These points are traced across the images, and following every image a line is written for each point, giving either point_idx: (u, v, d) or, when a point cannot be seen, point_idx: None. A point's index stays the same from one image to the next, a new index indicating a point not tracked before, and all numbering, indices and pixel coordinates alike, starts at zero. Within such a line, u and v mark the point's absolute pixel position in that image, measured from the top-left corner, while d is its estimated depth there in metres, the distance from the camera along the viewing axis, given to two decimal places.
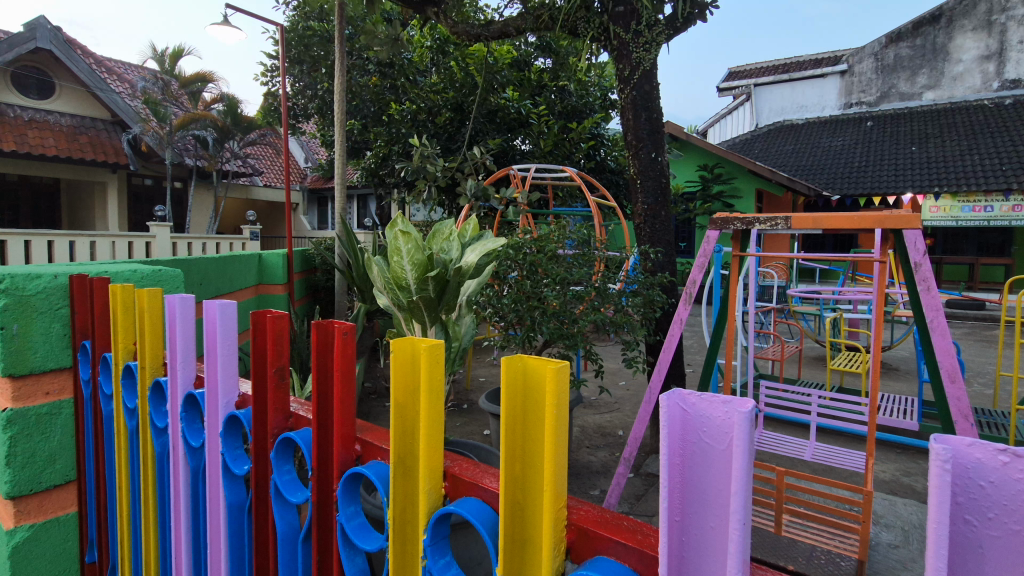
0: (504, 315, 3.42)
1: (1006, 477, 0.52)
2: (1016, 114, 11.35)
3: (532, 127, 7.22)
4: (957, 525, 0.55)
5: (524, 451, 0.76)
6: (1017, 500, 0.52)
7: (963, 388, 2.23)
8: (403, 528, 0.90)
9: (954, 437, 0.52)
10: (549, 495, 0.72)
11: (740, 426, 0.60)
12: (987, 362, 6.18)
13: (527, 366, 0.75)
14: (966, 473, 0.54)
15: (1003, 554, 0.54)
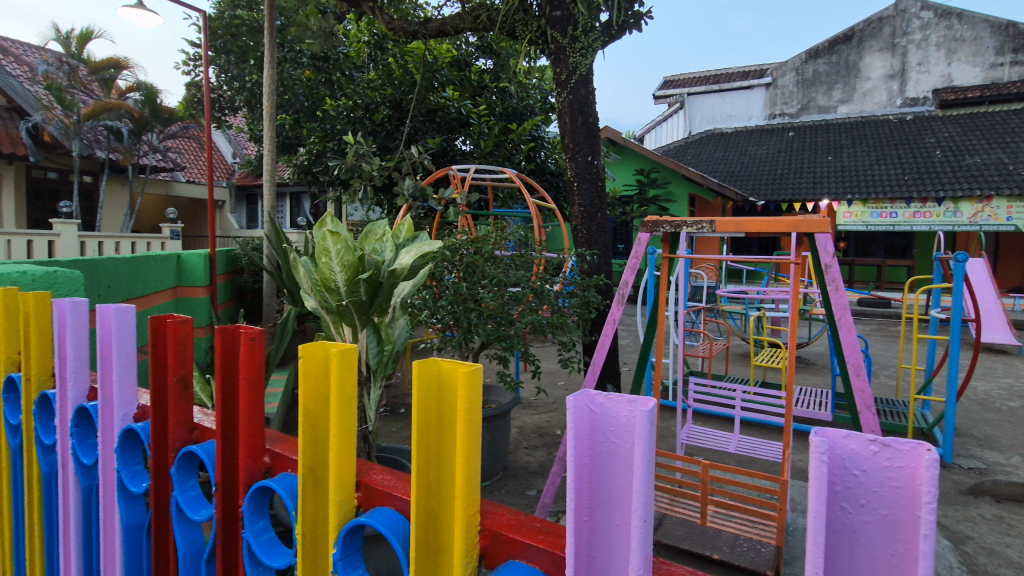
0: (440, 317, 3.38)
1: (875, 466, 0.56)
2: (916, 128, 12.47)
3: (472, 127, 7.19)
4: (835, 512, 0.59)
5: (438, 457, 0.74)
6: (886, 487, 0.56)
7: (866, 380, 2.39)
8: (314, 542, 0.86)
9: (831, 431, 0.56)
10: (461, 500, 0.70)
11: (643, 424, 0.61)
12: (891, 356, 6.75)
13: (442, 369, 0.73)
14: (843, 463, 0.58)
15: (873, 535, 0.58)
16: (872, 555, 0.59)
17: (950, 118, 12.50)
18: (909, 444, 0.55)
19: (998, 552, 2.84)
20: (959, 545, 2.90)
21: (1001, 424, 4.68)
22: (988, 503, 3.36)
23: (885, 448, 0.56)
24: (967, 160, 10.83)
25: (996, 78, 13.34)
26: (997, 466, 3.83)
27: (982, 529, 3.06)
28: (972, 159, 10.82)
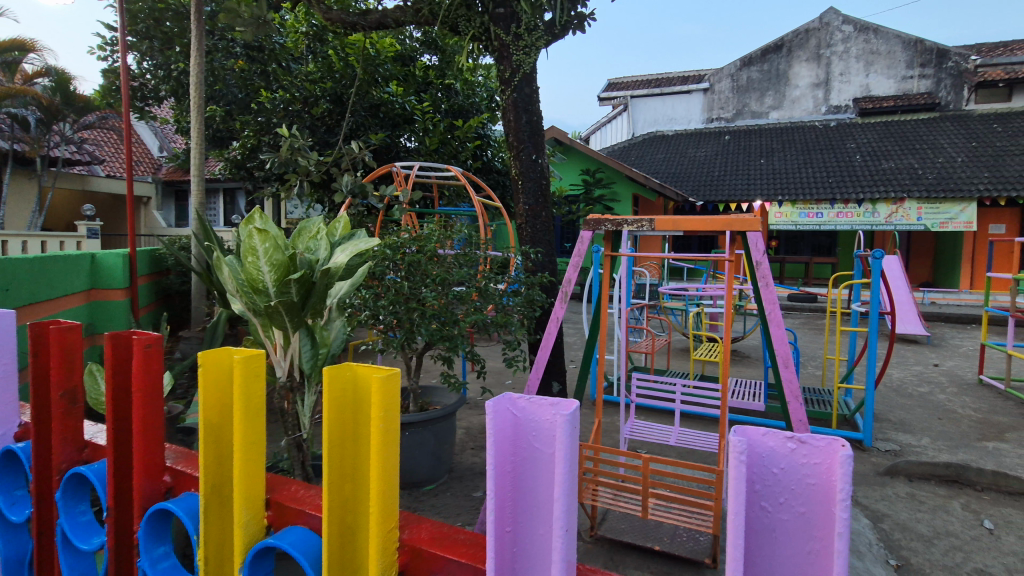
0: (381, 317, 3.26)
1: (792, 462, 0.68)
2: (838, 134, 13.34)
3: (417, 124, 7.07)
4: (756, 510, 0.70)
5: (355, 457, 0.81)
6: (798, 480, 0.68)
7: (793, 372, 2.49)
8: (222, 549, 0.99)
9: (755, 431, 0.67)
10: (381, 494, 0.76)
11: (563, 426, 0.68)
12: (817, 347, 7.18)
13: (357, 376, 0.82)
14: (764, 462, 0.69)
15: (788, 529, 0.69)
16: (792, 550, 0.70)
17: (869, 125, 13.43)
18: (820, 442, 0.66)
19: (911, 528, 3.06)
20: (879, 523, 3.10)
21: (914, 409, 5.07)
22: (902, 482, 3.62)
23: (801, 446, 0.67)
24: (884, 164, 11.65)
25: (908, 89, 14.44)
26: (910, 447, 4.13)
27: (898, 507, 3.29)
28: (888, 164, 11.65)
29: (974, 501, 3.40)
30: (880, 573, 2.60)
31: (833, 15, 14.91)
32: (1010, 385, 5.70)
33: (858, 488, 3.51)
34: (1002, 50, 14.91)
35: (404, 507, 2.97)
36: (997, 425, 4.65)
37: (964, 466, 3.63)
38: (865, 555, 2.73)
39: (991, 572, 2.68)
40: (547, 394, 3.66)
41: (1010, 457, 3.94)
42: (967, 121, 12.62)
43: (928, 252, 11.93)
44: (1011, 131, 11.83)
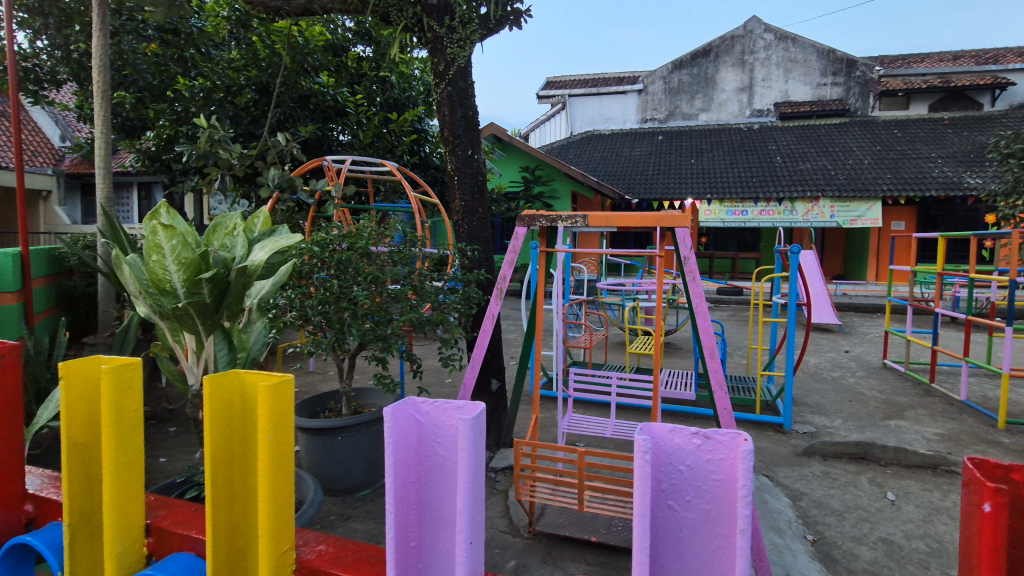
0: (310, 319, 3.11)
1: (694, 459, 0.91)
2: (760, 136, 14.16)
3: (350, 117, 6.82)
4: (665, 507, 0.93)
5: (236, 452, 1.06)
6: (699, 471, 0.91)
7: (719, 362, 2.57)
8: (92, 538, 1.24)
9: (668, 431, 0.89)
10: (263, 481, 0.97)
11: (465, 430, 0.92)
12: (742, 338, 7.60)
13: (245, 381, 1.06)
14: (675, 457, 0.91)
15: (687, 519, 0.93)
16: (696, 546, 0.93)
17: (788, 128, 14.34)
18: (722, 438, 0.89)
19: (825, 504, 3.27)
20: (798, 501, 3.31)
21: (827, 393, 5.45)
22: (817, 461, 3.88)
23: (706, 442, 0.90)
24: (801, 166, 12.47)
25: (822, 96, 15.55)
26: (824, 428, 4.44)
27: (814, 485, 3.52)
28: (804, 165, 12.48)
29: (879, 475, 3.69)
30: (798, 548, 2.76)
31: (755, 24, 15.77)
32: (910, 367, 6.25)
33: (779, 469, 3.73)
34: (902, 61, 16.30)
35: (336, 514, 2.84)
36: (899, 404, 5.08)
37: (871, 443, 3.93)
38: (785, 531, 2.89)
39: (894, 539, 2.91)
40: (485, 391, 3.63)
41: (909, 434, 4.31)
42: (872, 126, 13.72)
43: (840, 247, 12.89)
44: (909, 136, 12.97)
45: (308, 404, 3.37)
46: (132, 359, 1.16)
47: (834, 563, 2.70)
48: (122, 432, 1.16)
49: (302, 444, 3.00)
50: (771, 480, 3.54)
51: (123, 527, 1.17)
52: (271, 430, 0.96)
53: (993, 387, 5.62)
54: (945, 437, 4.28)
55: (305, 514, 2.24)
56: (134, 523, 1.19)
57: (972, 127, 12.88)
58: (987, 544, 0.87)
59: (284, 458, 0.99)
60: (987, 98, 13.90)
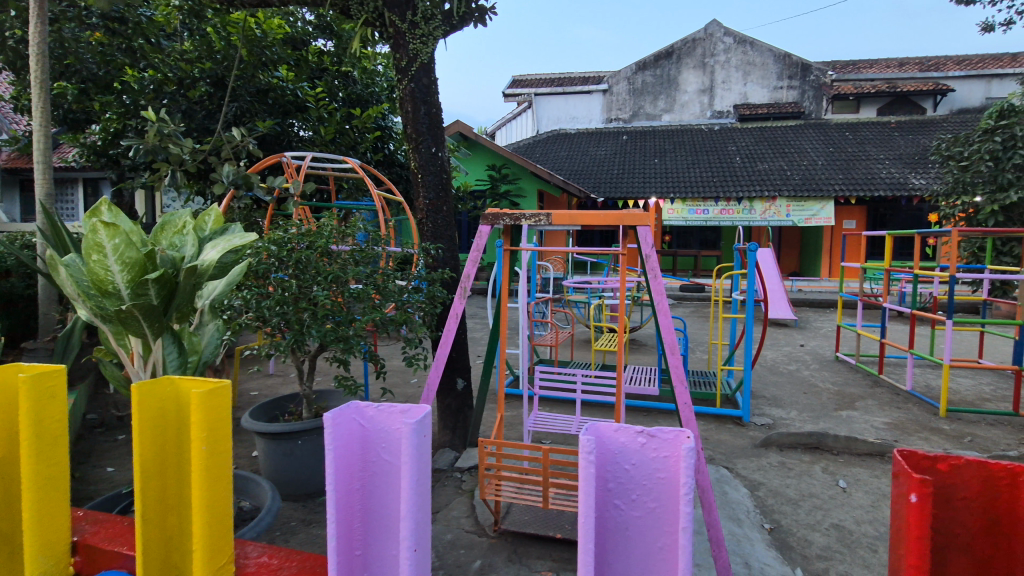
0: (268, 320, 3.02)
1: (639, 458, 1.00)
2: (720, 137, 14.54)
3: (310, 112, 6.62)
4: (613, 504, 1.03)
5: (167, 458, 1.14)
6: (642, 468, 1.01)
7: (679, 358, 2.61)
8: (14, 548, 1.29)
9: (614, 432, 0.99)
10: (199, 486, 1.07)
11: (408, 439, 1.00)
12: (703, 334, 7.79)
13: (179, 389, 1.15)
14: (619, 457, 1.01)
15: (631, 514, 1.03)
16: (637, 540, 1.03)
17: (746, 129, 14.77)
18: (667, 436, 0.99)
19: (781, 493, 3.39)
20: (756, 491, 3.41)
21: (784, 385, 5.64)
22: (774, 452, 4.01)
23: (648, 442, 1.00)
24: (758, 166, 12.87)
25: (779, 99, 16.07)
26: (781, 420, 4.60)
27: (771, 475, 3.63)
28: (762, 166, 12.89)
29: (831, 464, 3.84)
30: (756, 537, 2.84)
31: (715, 27, 16.16)
32: (861, 360, 6.53)
33: (738, 461, 3.83)
34: (853, 66, 17.00)
35: (298, 520, 2.76)
36: (850, 395, 5.30)
37: (824, 433, 4.08)
38: (743, 521, 2.97)
39: (846, 525, 3.04)
40: (450, 391, 3.60)
41: (859, 424, 4.50)
42: (825, 128, 14.25)
43: (796, 245, 13.36)
44: (859, 139, 13.54)
45: (267, 407, 3.26)
46: (54, 368, 1.21)
47: (790, 550, 2.79)
48: (46, 444, 1.21)
49: (260, 449, 2.90)
50: (731, 472, 3.64)
51: (45, 546, 1.22)
52: (204, 440, 1.06)
53: (936, 378, 5.93)
54: (892, 426, 4.49)
55: (261, 520, 2.15)
56: (57, 542, 1.24)
57: (916, 130, 13.55)
58: (913, 533, 0.94)
59: (216, 467, 1.09)
60: (930, 103, 14.65)
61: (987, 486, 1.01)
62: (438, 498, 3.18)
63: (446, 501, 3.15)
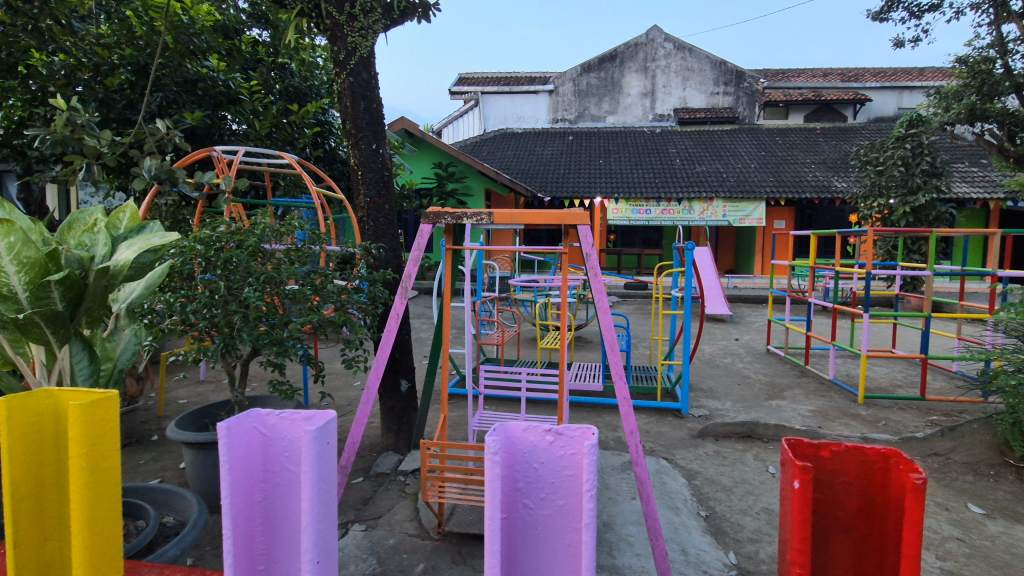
0: (195, 324, 2.84)
1: (546, 457, 1.18)
2: (661, 139, 15.05)
3: (244, 104, 6.28)
4: (523, 502, 1.20)
5: (40, 473, 1.17)
6: (547, 465, 1.19)
7: (618, 353, 2.66)
8: None
9: (523, 434, 1.18)
10: (80, 499, 1.13)
11: (309, 442, 1.17)
12: (645, 330, 8.05)
13: (59, 402, 1.19)
14: (529, 457, 1.19)
15: (539, 510, 1.20)
16: (543, 531, 1.21)
17: (685, 133, 15.35)
18: (572, 435, 1.17)
19: (717, 481, 3.54)
20: (694, 480, 3.55)
21: (720, 377, 5.91)
22: (710, 441, 4.19)
23: (555, 442, 1.18)
24: (696, 168, 13.41)
25: (715, 104, 16.77)
26: (717, 411, 4.81)
27: (707, 464, 3.79)
28: (700, 168, 13.44)
29: (762, 451, 4.05)
30: (693, 524, 2.96)
31: (656, 33, 16.66)
32: (789, 351, 6.93)
33: (676, 452, 3.98)
34: (782, 75, 18.00)
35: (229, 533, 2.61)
36: (779, 386, 5.62)
37: (755, 422, 4.29)
38: (681, 510, 3.08)
39: (774, 508, 3.21)
40: (394, 392, 3.53)
41: (787, 412, 4.78)
42: (758, 133, 15.02)
43: (731, 243, 14.02)
44: (788, 144, 14.35)
45: (195, 416, 3.08)
46: None
47: (723, 535, 2.92)
48: None
49: (187, 460, 2.74)
50: (670, 463, 3.76)
51: None
52: (84, 456, 1.12)
53: (855, 367, 6.38)
54: (816, 413, 4.79)
55: (187, 534, 2.02)
56: None
57: (838, 136, 14.51)
58: (799, 515, 1.10)
59: (100, 483, 1.16)
60: (850, 111, 15.73)
61: (865, 470, 1.18)
62: (380, 503, 3.11)
63: (389, 505, 3.09)
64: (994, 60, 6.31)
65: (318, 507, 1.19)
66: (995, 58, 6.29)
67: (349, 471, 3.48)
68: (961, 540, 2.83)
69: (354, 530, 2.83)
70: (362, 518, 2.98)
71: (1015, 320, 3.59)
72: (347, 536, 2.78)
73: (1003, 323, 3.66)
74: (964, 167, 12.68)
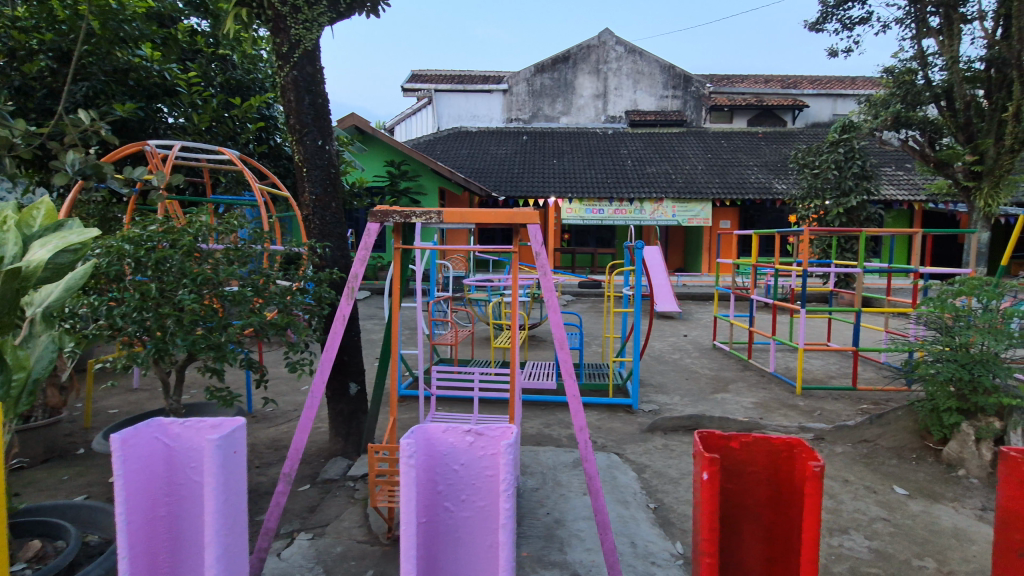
0: (122, 328, 2.65)
1: (467, 457, 1.41)
2: (613, 140, 15.37)
3: (180, 97, 5.94)
4: (440, 497, 1.42)
5: None
6: (466, 464, 1.41)
7: (568, 351, 2.68)
8: None
9: (443, 437, 1.41)
10: None
11: (209, 450, 1.40)
12: (598, 328, 8.20)
13: None
14: (447, 457, 1.42)
15: (454, 504, 1.42)
16: (459, 524, 1.43)
17: (636, 135, 15.72)
18: (493, 435, 1.40)
19: (665, 473, 3.64)
20: (643, 473, 3.65)
21: (668, 373, 6.09)
22: (659, 435, 4.31)
23: (476, 442, 1.41)
24: (647, 169, 13.76)
25: (664, 107, 17.23)
26: (665, 405, 4.96)
27: (655, 457, 3.90)
28: (650, 169, 13.80)
29: None
30: (641, 516, 3.03)
31: (607, 36, 16.93)
32: (733, 346, 7.22)
33: (627, 447, 4.07)
34: (727, 80, 18.71)
35: None
36: (724, 379, 5.85)
37: (701, 415, 4.44)
38: (630, 503, 3.15)
39: None
40: (342, 396, 3.44)
41: (731, 405, 4.98)
42: (705, 136, 15.56)
43: (680, 243, 14.47)
44: (733, 147, 14.93)
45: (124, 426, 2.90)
46: None
47: (670, 526, 3.01)
48: None
49: None
50: (620, 457, 3.84)
51: None
52: None
53: (794, 360, 6.72)
54: (758, 405, 5.00)
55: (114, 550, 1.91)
56: None
57: (779, 140, 15.21)
58: (709, 501, 1.29)
59: None
60: (789, 116, 16.51)
61: (771, 460, 1.41)
62: (327, 509, 3.03)
63: (336, 512, 3.01)
64: (916, 72, 6.74)
65: (222, 503, 1.42)
66: (917, 69, 6.75)
67: (295, 478, 3.38)
68: (886, 521, 3.03)
69: (299, 539, 2.75)
70: (308, 526, 2.89)
71: (933, 313, 3.85)
72: (291, 546, 2.69)
73: (924, 316, 3.90)
74: (891, 172, 13.56)
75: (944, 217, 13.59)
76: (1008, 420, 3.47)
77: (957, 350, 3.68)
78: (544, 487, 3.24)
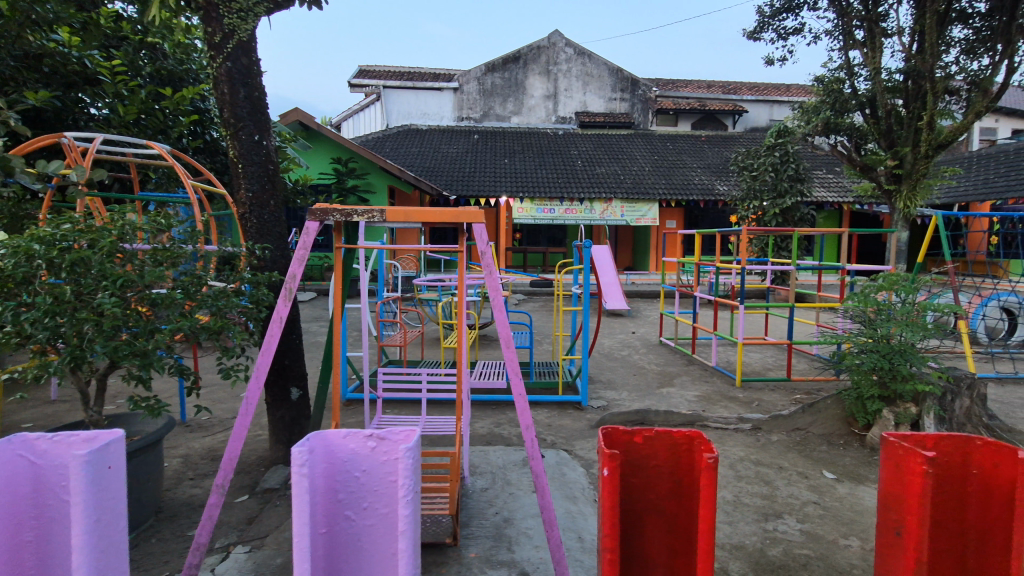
0: (31, 335, 2.43)
1: (366, 462, 1.39)
2: (563, 141, 15.55)
3: (103, 86, 5.53)
4: (344, 503, 1.40)
5: None
6: (367, 469, 1.39)
7: (514, 350, 2.68)
8: None
9: (343, 443, 1.39)
10: None
11: (75, 466, 1.32)
12: (548, 326, 8.29)
13: None
14: (350, 463, 1.40)
15: (358, 510, 1.40)
16: (362, 530, 1.41)
17: (585, 136, 15.97)
18: (391, 441, 1.37)
19: None
20: (590, 467, 3.71)
21: (617, 369, 6.23)
22: None
23: (375, 447, 1.38)
24: (596, 170, 14.01)
25: (613, 109, 17.60)
26: (613, 401, 5.06)
27: None
28: (599, 170, 14.05)
29: None
30: (589, 511, 3.07)
31: (557, 37, 17.09)
32: (678, 342, 7.46)
33: (575, 443, 4.12)
34: (672, 84, 19.33)
35: None
36: (669, 374, 6.05)
37: (647, 410, 4.52)
38: (578, 498, 3.19)
39: None
40: (283, 402, 3.30)
41: (676, 398, 5.14)
42: (651, 138, 16.00)
43: (629, 242, 14.83)
44: (678, 149, 15.43)
45: None
46: None
47: None
48: None
49: None
50: (569, 454, 3.89)
51: None
52: None
53: (734, 354, 7.01)
54: (701, 397, 5.19)
55: None
56: None
57: (721, 144, 15.84)
58: (608, 495, 1.34)
59: None
60: (730, 121, 17.23)
61: (671, 453, 1.46)
62: (267, 520, 2.91)
63: (277, 522, 2.89)
64: (844, 81, 7.19)
65: (93, 523, 1.35)
66: (844, 79, 7.19)
67: (233, 489, 3.23)
68: (816, 504, 3.21)
69: (236, 552, 2.62)
70: (246, 538, 2.76)
71: (858, 308, 4.08)
72: (227, 560, 2.56)
73: (850, 310, 4.14)
74: (822, 175, 14.39)
75: (869, 218, 14.58)
76: (923, 405, 3.76)
77: (879, 341, 3.94)
78: (494, 487, 3.24)
